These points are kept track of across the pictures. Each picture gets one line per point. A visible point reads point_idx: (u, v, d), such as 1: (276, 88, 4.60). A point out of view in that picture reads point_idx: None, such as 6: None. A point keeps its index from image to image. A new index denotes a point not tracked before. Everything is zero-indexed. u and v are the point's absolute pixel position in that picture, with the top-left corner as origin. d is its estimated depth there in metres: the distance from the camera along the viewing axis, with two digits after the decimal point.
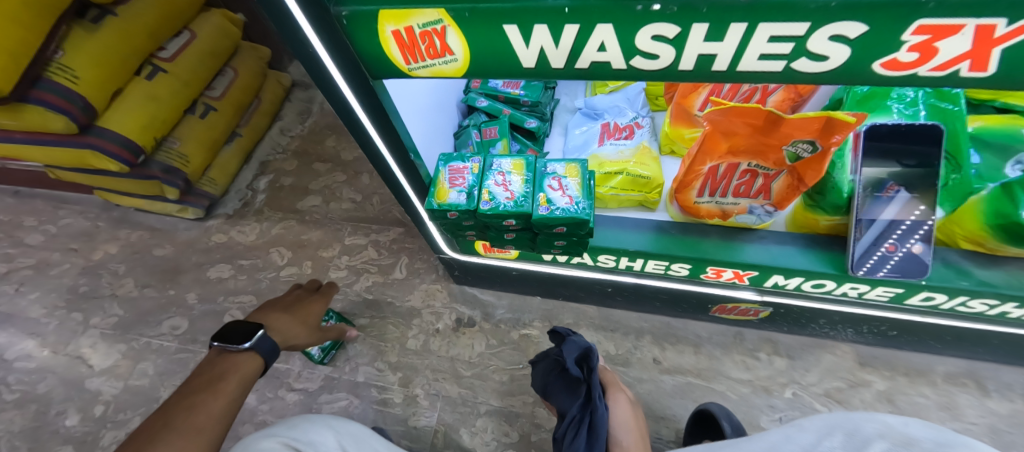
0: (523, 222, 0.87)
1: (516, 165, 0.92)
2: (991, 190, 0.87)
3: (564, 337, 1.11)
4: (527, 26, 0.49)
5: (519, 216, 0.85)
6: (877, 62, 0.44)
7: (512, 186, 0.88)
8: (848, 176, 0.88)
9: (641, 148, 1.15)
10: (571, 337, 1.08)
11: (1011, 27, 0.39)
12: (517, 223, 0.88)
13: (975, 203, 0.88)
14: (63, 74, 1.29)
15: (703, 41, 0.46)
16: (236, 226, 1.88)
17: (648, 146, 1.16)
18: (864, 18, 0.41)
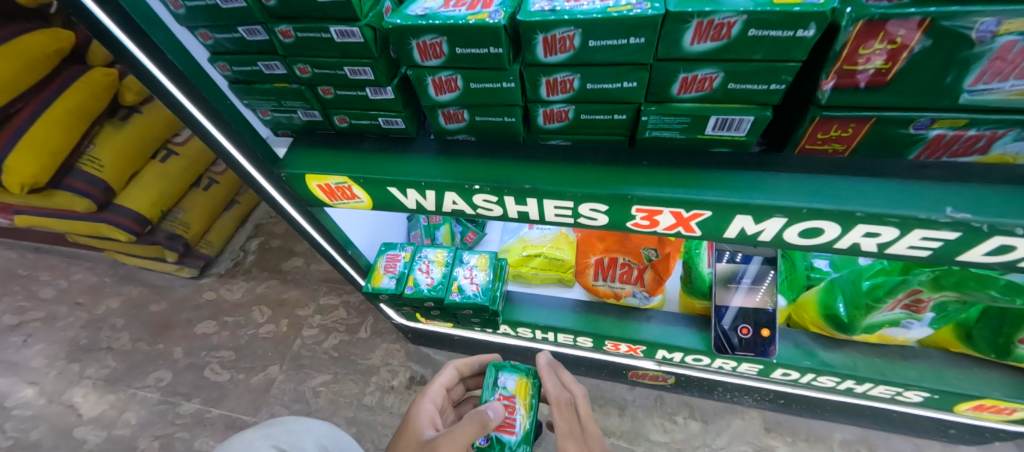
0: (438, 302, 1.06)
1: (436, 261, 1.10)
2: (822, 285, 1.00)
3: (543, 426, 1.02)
4: (403, 188, 0.71)
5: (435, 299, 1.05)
6: (627, 223, 0.66)
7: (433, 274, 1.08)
8: (706, 267, 1.05)
9: (559, 234, 1.32)
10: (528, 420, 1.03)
11: (690, 212, 0.60)
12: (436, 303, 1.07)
13: (814, 295, 1.02)
14: (91, 165, 1.56)
15: (515, 204, 0.68)
16: (225, 284, 2.09)
17: (567, 231, 1.34)
18: (601, 201, 0.63)
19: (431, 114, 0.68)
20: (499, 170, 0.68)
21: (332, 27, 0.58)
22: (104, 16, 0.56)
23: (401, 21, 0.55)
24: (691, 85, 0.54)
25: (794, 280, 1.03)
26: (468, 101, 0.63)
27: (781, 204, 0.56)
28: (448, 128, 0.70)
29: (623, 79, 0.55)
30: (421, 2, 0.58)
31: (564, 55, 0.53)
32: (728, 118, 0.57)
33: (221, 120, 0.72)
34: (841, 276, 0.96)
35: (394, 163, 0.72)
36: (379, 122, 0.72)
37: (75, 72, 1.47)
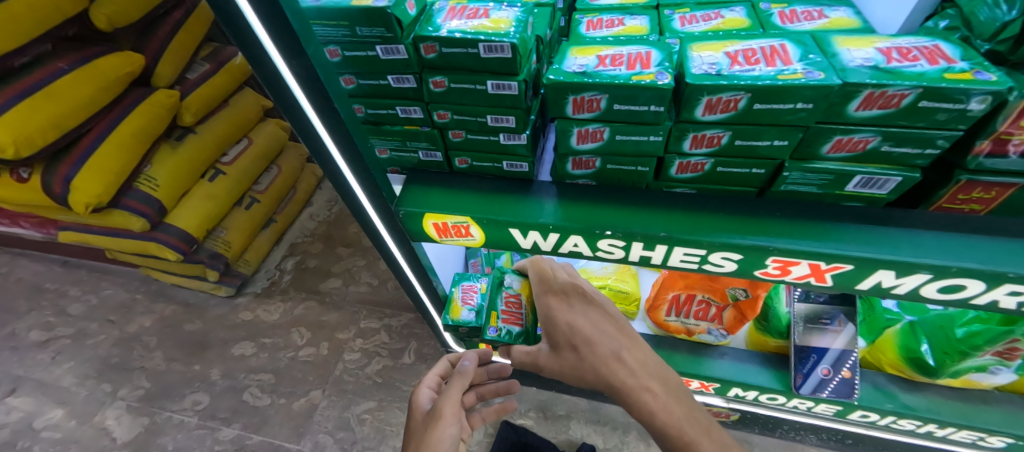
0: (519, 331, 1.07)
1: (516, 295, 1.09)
2: (902, 326, 1.00)
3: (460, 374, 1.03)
4: (525, 230, 0.72)
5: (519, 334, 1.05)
6: (756, 271, 0.66)
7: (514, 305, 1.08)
8: (783, 307, 1.07)
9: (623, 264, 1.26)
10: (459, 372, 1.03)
11: (829, 265, 0.61)
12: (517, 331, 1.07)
13: (890, 336, 1.02)
14: (148, 184, 1.55)
15: (641, 249, 0.69)
16: (262, 304, 2.06)
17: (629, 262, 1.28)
18: (739, 252, 0.63)
19: (560, 160, 0.69)
20: (628, 217, 0.68)
21: (488, 79, 0.60)
22: (286, 70, 0.54)
23: (563, 77, 0.57)
24: (843, 145, 0.57)
25: (874, 321, 1.04)
26: (608, 150, 0.65)
27: (929, 261, 0.57)
28: (572, 173, 0.72)
29: (776, 138, 0.58)
30: (574, 58, 0.61)
31: (722, 115, 0.55)
32: (872, 177, 0.59)
33: (358, 165, 0.70)
34: (924, 319, 0.98)
35: (513, 205, 0.73)
36: (502, 166, 0.74)
37: (140, 95, 1.47)
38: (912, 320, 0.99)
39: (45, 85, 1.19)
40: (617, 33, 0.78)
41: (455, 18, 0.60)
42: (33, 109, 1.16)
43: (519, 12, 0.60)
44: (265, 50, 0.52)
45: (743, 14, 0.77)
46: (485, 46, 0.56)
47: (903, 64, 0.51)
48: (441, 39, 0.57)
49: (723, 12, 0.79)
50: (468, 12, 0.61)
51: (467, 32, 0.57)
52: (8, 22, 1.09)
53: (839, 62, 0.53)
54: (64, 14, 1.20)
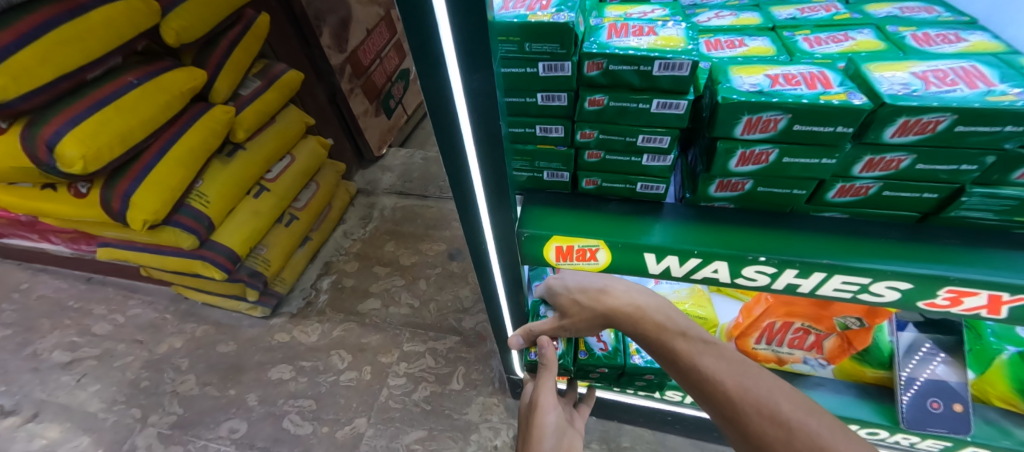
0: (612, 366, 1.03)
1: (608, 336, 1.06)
2: (1011, 356, 1.00)
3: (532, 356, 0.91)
4: (662, 254, 0.67)
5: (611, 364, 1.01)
6: (921, 301, 0.62)
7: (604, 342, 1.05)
8: (888, 337, 1.03)
9: (695, 289, 1.20)
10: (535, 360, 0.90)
11: (1013, 295, 0.57)
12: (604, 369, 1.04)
13: (1000, 366, 1.01)
14: (199, 200, 1.51)
15: (793, 276, 0.64)
16: (299, 325, 1.98)
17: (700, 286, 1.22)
18: (910, 280, 0.59)
19: (704, 182, 0.66)
20: (780, 242, 0.65)
21: (654, 98, 0.57)
22: (459, 84, 0.51)
23: (742, 97, 0.53)
24: None
25: (980, 353, 1.03)
26: (766, 173, 0.61)
27: None
28: (711, 196, 0.68)
29: (963, 162, 0.54)
30: (741, 78, 0.56)
31: (914, 136, 0.52)
32: None
33: (493, 185, 0.66)
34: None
35: (645, 229, 0.70)
36: (636, 187, 0.71)
37: (199, 109, 1.45)
38: (1021, 351, 1.00)
39: (115, 100, 1.17)
40: (744, 53, 0.72)
41: (621, 35, 0.57)
42: (102, 123, 1.13)
43: (686, 29, 0.59)
44: (445, 65, 0.49)
45: (873, 35, 0.73)
46: (662, 63, 0.53)
47: None
48: (612, 57, 0.54)
49: (851, 33, 0.75)
50: (633, 29, 0.59)
51: (647, 48, 0.54)
52: (85, 35, 1.07)
53: None
54: (137, 28, 1.17)
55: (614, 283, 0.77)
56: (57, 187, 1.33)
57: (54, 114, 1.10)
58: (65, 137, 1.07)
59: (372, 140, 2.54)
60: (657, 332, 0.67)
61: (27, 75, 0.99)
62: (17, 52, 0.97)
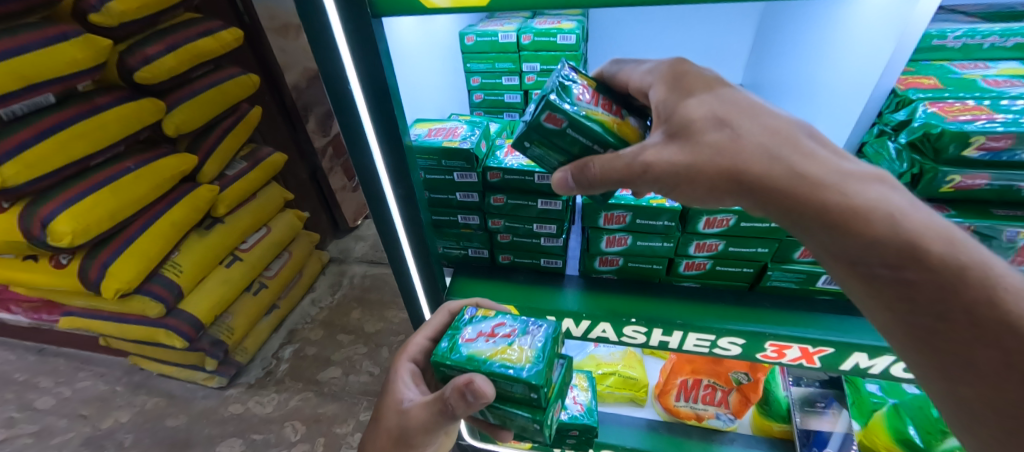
0: (531, 401, 0.63)
1: (514, 347, 0.64)
2: (887, 408, 1.07)
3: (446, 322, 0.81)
4: (560, 317, 0.83)
5: (529, 386, 0.59)
6: (758, 354, 0.79)
7: (528, 342, 0.65)
8: (782, 390, 1.16)
9: (628, 351, 1.33)
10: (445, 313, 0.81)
11: (816, 347, 0.75)
12: (534, 399, 0.62)
13: (880, 418, 1.07)
14: (172, 269, 1.61)
15: (660, 335, 0.81)
16: (255, 396, 1.93)
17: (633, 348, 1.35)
18: (741, 335, 0.77)
19: (589, 258, 0.86)
20: (649, 307, 0.82)
21: (538, 198, 0.79)
22: (390, 188, 0.71)
23: (598, 198, 0.77)
24: (809, 252, 0.76)
25: (862, 404, 1.11)
26: (630, 252, 0.83)
27: (891, 344, 0.72)
28: (598, 269, 0.88)
29: (760, 245, 0.76)
30: None
31: (718, 228, 0.75)
32: None
33: (423, 263, 0.83)
34: (904, 401, 1.05)
35: (549, 296, 0.86)
36: (540, 261, 0.90)
37: (185, 189, 1.61)
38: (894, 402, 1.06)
39: (112, 182, 1.36)
40: None
41: (512, 153, 0.81)
42: (96, 203, 1.30)
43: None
44: (372, 160, 0.68)
45: None
46: (541, 174, 0.76)
47: None
48: (505, 170, 0.77)
49: None
50: None
51: (527, 163, 0.78)
52: (96, 129, 1.30)
53: None
54: (142, 122, 1.43)
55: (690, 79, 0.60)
56: (38, 259, 1.43)
57: (55, 196, 1.26)
58: (59, 215, 1.22)
59: (348, 212, 2.71)
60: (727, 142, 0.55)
61: (40, 164, 1.19)
62: (35, 145, 1.18)
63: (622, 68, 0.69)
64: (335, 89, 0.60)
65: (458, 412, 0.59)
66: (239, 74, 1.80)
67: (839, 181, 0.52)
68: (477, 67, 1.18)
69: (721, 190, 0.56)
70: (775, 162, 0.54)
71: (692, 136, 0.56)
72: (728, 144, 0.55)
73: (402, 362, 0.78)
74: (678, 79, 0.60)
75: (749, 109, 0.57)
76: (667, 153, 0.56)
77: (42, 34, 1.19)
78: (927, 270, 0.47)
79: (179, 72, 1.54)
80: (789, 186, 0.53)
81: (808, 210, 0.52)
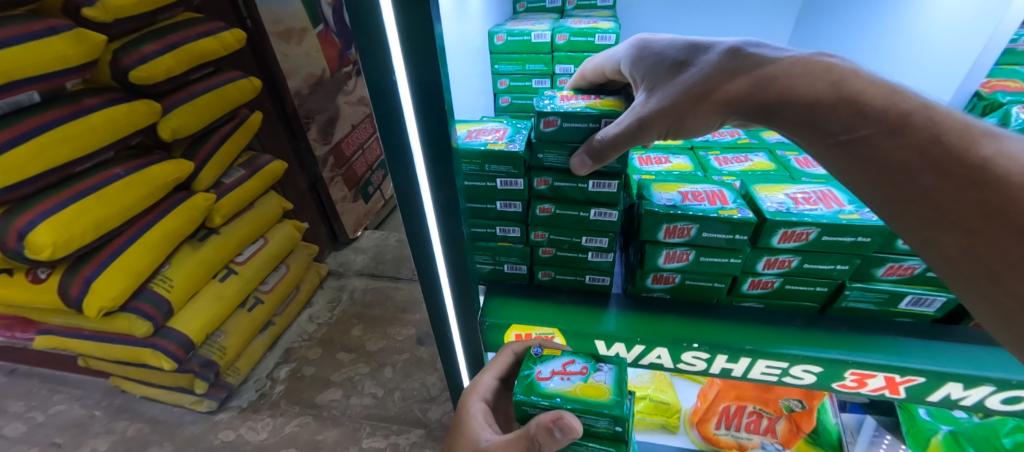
0: (610, 436, 0.59)
1: (594, 385, 0.60)
2: (943, 435, 0.99)
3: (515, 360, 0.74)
4: (611, 342, 0.74)
5: (613, 419, 0.56)
6: (835, 383, 0.71)
7: (603, 378, 0.62)
8: (833, 418, 1.08)
9: (657, 374, 1.25)
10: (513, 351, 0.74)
11: (904, 377, 0.67)
12: (616, 433, 0.59)
13: (937, 447, 0.99)
14: (162, 284, 1.49)
15: (725, 361, 0.72)
16: (247, 421, 1.79)
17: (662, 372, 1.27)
18: (819, 364, 0.68)
19: (641, 275, 0.77)
20: (711, 330, 0.73)
21: (592, 208, 0.71)
22: (429, 197, 0.62)
23: (659, 209, 0.68)
24: (895, 270, 0.69)
25: (917, 432, 1.02)
26: (691, 269, 0.75)
27: (991, 375, 0.64)
28: (649, 287, 0.79)
29: (838, 262, 0.69)
30: (660, 193, 0.73)
31: (795, 243, 0.67)
32: (922, 297, 0.70)
33: (458, 282, 0.74)
34: (963, 428, 0.98)
35: (597, 319, 0.77)
36: (585, 279, 0.81)
37: (179, 198, 1.50)
38: (951, 429, 0.99)
39: (100, 190, 1.25)
40: (668, 168, 0.88)
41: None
42: (80, 213, 1.19)
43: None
44: (413, 165, 0.59)
45: (766, 158, 0.91)
46: (598, 182, 0.68)
47: None
48: (556, 176, 0.69)
49: (750, 155, 0.93)
50: None
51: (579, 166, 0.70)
52: (84, 132, 1.20)
53: None
54: (135, 125, 1.32)
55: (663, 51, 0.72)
56: (13, 273, 1.30)
57: (35, 204, 1.14)
58: (39, 225, 1.11)
59: (348, 223, 2.61)
60: (712, 85, 0.64)
61: (18, 169, 1.07)
62: (14, 148, 1.07)
63: (598, 61, 0.82)
64: (378, 83, 0.52)
65: (544, 447, 0.53)
66: (240, 78, 1.71)
67: (843, 68, 0.58)
68: (505, 69, 1.26)
69: (706, 115, 0.65)
70: (757, 66, 0.63)
71: (669, 78, 0.69)
72: (719, 64, 0.65)
73: (472, 400, 0.70)
74: (651, 50, 0.74)
75: (732, 55, 0.65)
76: (655, 102, 0.66)
77: (27, 28, 1.08)
78: (881, 126, 0.52)
79: (177, 74, 1.44)
80: (818, 99, 0.56)
81: (830, 108, 0.56)
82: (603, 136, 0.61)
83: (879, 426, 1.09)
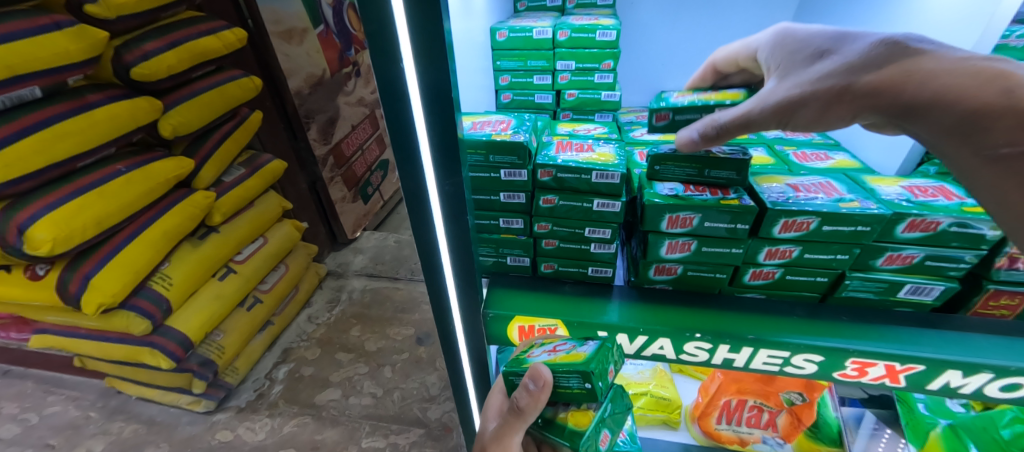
0: (585, 395, 0.65)
1: (573, 353, 0.67)
2: (942, 429, 0.99)
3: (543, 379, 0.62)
4: (614, 333, 0.75)
5: (582, 375, 0.62)
6: (836, 372, 0.71)
7: (585, 350, 0.68)
8: (834, 412, 1.08)
9: (658, 369, 1.25)
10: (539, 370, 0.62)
11: (903, 365, 0.67)
12: (587, 390, 0.64)
13: (936, 441, 0.99)
14: (161, 282, 1.48)
15: (727, 351, 0.73)
16: (246, 421, 1.78)
17: (662, 367, 1.27)
18: (820, 352, 0.69)
19: (644, 266, 0.78)
20: (712, 321, 0.74)
21: (595, 198, 0.72)
22: (435, 189, 0.63)
23: (662, 199, 0.69)
24: (895, 259, 0.70)
25: (917, 425, 1.03)
26: (693, 260, 0.75)
27: (989, 361, 0.65)
28: (652, 278, 0.80)
29: (838, 252, 0.69)
30: (662, 184, 0.74)
31: (796, 232, 0.68)
32: (921, 285, 0.71)
33: (463, 276, 0.74)
34: (961, 420, 0.99)
35: (600, 309, 0.77)
36: (588, 270, 0.82)
37: (179, 196, 1.50)
38: (950, 423, 0.99)
39: (100, 185, 1.25)
40: None
41: (566, 151, 0.74)
42: (82, 208, 1.19)
43: (616, 148, 0.76)
44: (420, 157, 0.59)
45: (766, 153, 0.92)
46: (601, 174, 0.68)
47: (928, 199, 0.68)
48: (559, 167, 0.69)
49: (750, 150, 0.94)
50: (575, 147, 0.76)
51: (581, 162, 0.70)
52: (86, 128, 1.20)
53: (878, 195, 0.69)
54: (136, 122, 1.33)
55: (803, 35, 0.67)
56: (12, 270, 1.30)
57: (35, 199, 1.14)
58: (40, 220, 1.11)
59: (347, 224, 2.61)
60: (856, 75, 0.58)
61: (20, 164, 1.07)
62: (15, 142, 1.07)
63: (727, 48, 0.78)
64: (386, 74, 0.52)
65: (525, 405, 0.62)
66: (241, 76, 1.71)
67: (1022, 72, 0.50)
68: (506, 65, 1.28)
69: (840, 111, 0.59)
70: (915, 63, 0.55)
71: (804, 67, 0.63)
72: (870, 55, 0.59)
73: (494, 393, 0.78)
74: (794, 38, 0.68)
75: (892, 50, 0.58)
76: (784, 89, 0.62)
77: (30, 23, 1.08)
78: None
79: (179, 71, 1.44)
80: (986, 105, 0.50)
81: (998, 119, 0.49)
82: (719, 116, 0.63)
83: (879, 420, 1.11)
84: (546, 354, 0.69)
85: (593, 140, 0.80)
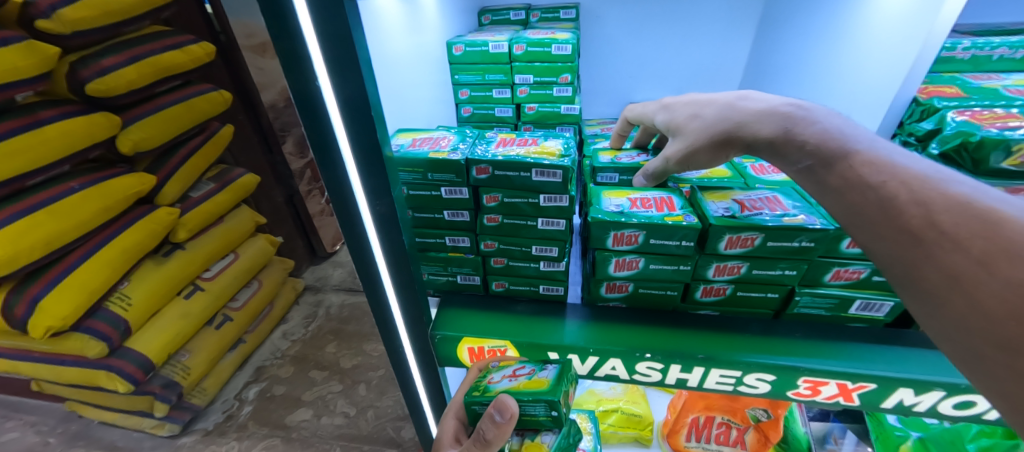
0: (553, 423, 0.63)
1: (535, 379, 0.65)
2: (913, 442, 0.97)
3: (510, 413, 0.57)
4: (564, 354, 0.72)
5: (549, 404, 0.60)
6: (790, 391, 0.69)
7: (546, 374, 0.66)
8: (801, 427, 1.06)
9: (630, 386, 1.23)
10: (505, 405, 0.58)
11: (855, 383, 0.66)
12: (555, 419, 0.62)
13: None
14: (120, 302, 1.44)
15: (680, 371, 0.71)
16: (212, 444, 1.72)
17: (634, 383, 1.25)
18: (770, 372, 0.67)
19: (595, 284, 0.76)
20: (664, 339, 0.72)
21: (539, 217, 0.70)
22: (368, 210, 0.60)
23: (605, 217, 0.68)
24: (842, 274, 0.69)
25: (886, 438, 1.01)
26: (642, 277, 0.74)
27: (940, 379, 0.63)
28: (604, 296, 0.78)
29: (787, 267, 0.69)
30: (609, 199, 0.73)
31: (741, 249, 0.67)
32: (871, 301, 0.70)
33: (406, 296, 0.72)
34: (931, 434, 0.96)
35: (551, 329, 0.75)
36: (539, 288, 0.80)
37: (141, 213, 1.46)
38: (920, 436, 0.97)
39: (51, 204, 1.21)
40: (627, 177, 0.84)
41: (503, 146, 0.70)
42: (30, 227, 1.15)
43: (564, 140, 0.72)
44: (348, 179, 0.57)
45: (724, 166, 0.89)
46: (539, 169, 0.64)
47: None
48: (494, 163, 0.65)
49: None
50: (519, 141, 0.72)
51: (524, 155, 0.66)
52: (36, 145, 1.17)
53: (822, 210, 0.69)
54: (93, 138, 1.30)
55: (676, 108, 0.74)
56: None
57: None
58: None
59: (326, 237, 2.57)
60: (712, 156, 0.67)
61: None
62: None
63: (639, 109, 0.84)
64: (304, 94, 0.50)
65: (490, 438, 0.58)
66: (209, 90, 1.68)
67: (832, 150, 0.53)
68: (466, 79, 1.26)
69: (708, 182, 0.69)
70: (741, 116, 0.63)
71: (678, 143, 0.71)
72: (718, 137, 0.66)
73: (448, 418, 0.73)
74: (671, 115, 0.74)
75: (726, 104, 0.66)
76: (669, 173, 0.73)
77: None
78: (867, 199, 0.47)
79: (140, 86, 1.41)
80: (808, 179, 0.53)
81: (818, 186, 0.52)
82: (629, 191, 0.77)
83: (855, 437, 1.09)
84: (507, 382, 0.66)
85: (539, 134, 0.76)
